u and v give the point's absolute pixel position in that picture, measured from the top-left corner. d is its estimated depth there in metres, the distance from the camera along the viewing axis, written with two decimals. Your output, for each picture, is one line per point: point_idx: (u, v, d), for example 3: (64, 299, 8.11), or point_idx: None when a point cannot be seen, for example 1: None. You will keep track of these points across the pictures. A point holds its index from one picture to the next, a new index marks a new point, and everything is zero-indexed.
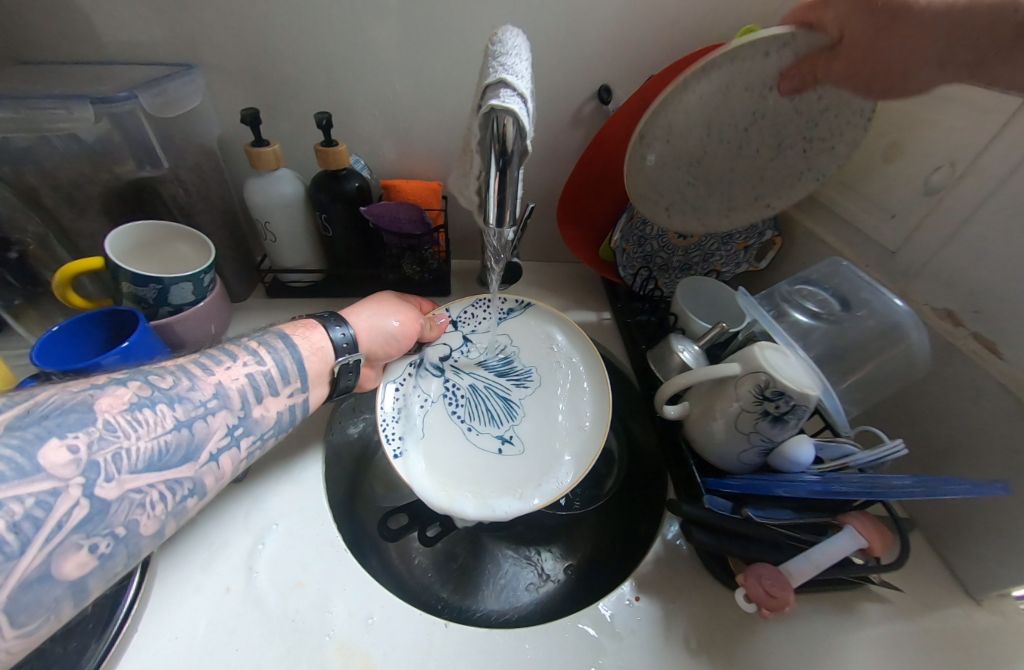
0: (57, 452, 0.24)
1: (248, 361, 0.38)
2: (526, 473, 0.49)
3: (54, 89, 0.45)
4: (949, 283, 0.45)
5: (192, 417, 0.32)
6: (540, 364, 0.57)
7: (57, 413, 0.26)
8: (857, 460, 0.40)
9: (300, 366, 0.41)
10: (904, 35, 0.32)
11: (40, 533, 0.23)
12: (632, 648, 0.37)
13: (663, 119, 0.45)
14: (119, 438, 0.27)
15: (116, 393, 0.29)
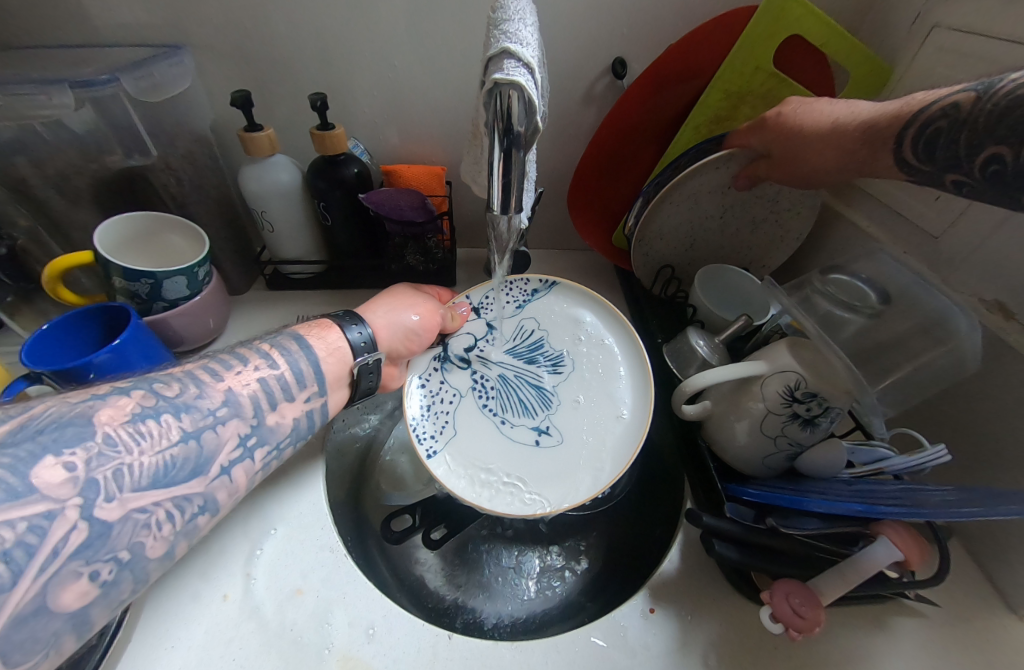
0: (53, 470, 0.21)
1: (260, 365, 0.34)
2: (567, 466, 0.45)
3: (34, 74, 0.43)
4: (1002, 271, 0.41)
5: (201, 428, 0.28)
6: (571, 350, 0.53)
7: (55, 428, 0.23)
8: (895, 466, 0.36)
9: (316, 371, 0.37)
10: (798, 146, 0.41)
11: (34, 562, 0.20)
12: (646, 663, 0.35)
13: (655, 224, 0.56)
14: (122, 453, 0.24)
15: (119, 405, 0.26)
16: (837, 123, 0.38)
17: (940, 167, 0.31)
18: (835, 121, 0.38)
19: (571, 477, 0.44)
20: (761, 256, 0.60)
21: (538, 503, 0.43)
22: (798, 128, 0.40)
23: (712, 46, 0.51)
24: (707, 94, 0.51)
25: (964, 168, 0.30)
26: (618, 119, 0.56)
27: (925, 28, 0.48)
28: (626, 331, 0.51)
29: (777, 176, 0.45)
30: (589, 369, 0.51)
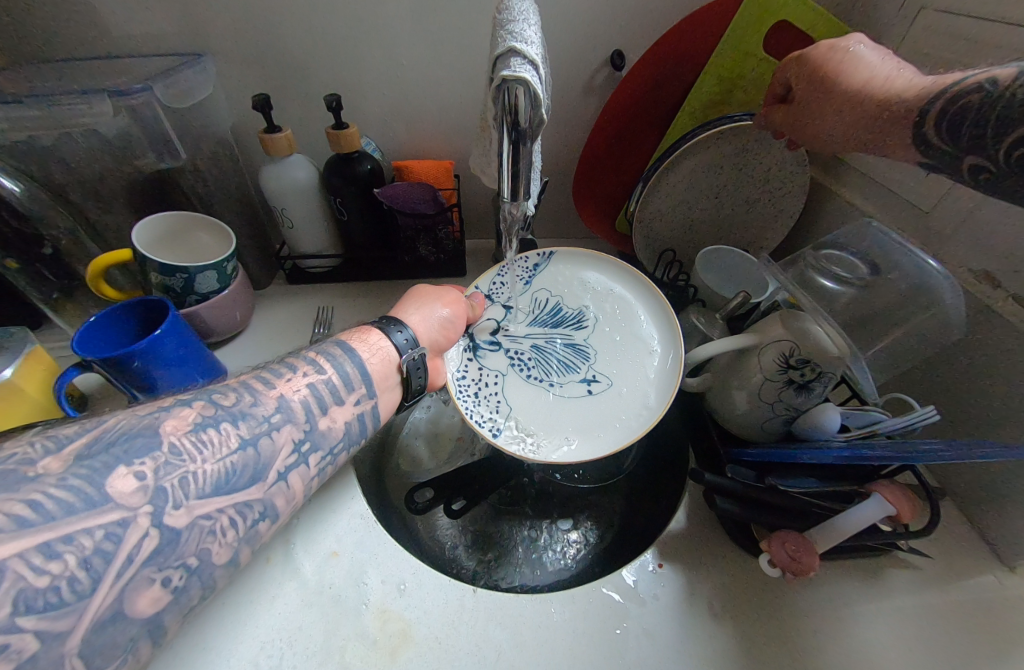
0: (125, 480, 0.22)
1: (308, 371, 0.33)
2: (622, 406, 0.48)
3: (73, 85, 0.46)
4: (988, 242, 0.43)
5: (257, 434, 0.28)
6: (590, 305, 0.56)
7: (126, 439, 0.23)
8: (886, 427, 0.38)
9: (363, 374, 0.36)
10: (830, 89, 0.39)
11: (110, 568, 0.20)
12: (656, 611, 0.38)
13: (652, 205, 0.58)
14: (186, 461, 0.24)
15: (183, 414, 0.26)
16: (871, 83, 0.37)
17: (963, 147, 0.30)
18: (869, 80, 0.37)
19: (631, 414, 0.47)
20: (758, 237, 0.63)
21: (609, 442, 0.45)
22: (839, 73, 0.38)
23: (704, 33, 0.53)
24: (703, 80, 0.54)
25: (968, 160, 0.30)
26: (619, 101, 0.58)
27: (912, 11, 0.50)
28: (634, 278, 0.56)
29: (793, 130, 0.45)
30: (610, 314, 0.55)
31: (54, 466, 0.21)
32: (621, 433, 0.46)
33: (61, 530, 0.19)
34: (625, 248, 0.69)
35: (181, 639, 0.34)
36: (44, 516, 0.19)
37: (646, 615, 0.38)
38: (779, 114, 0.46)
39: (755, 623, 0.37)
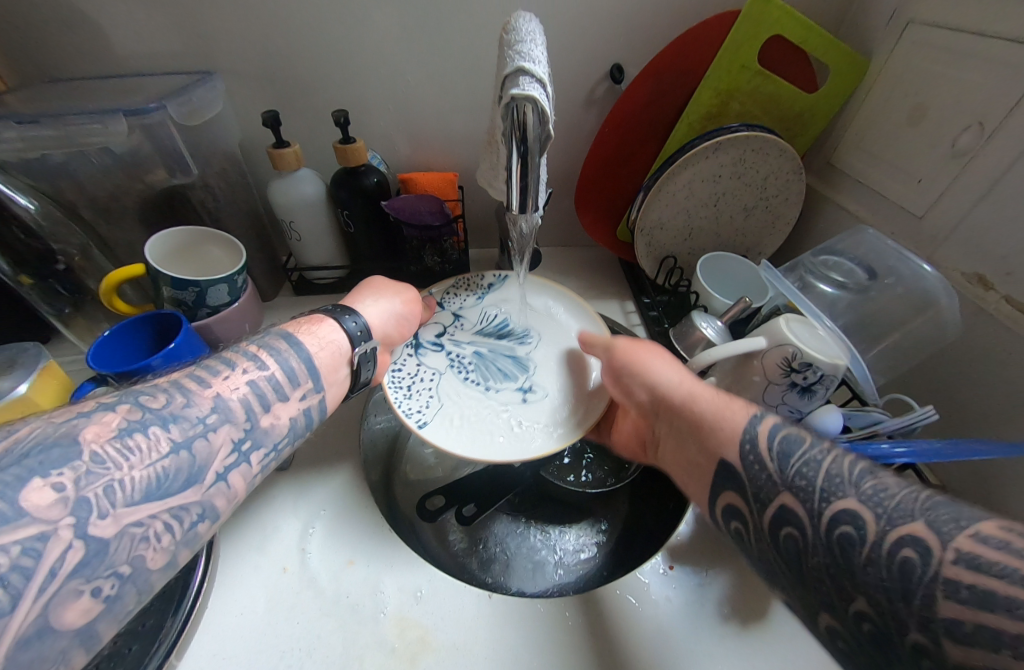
0: (41, 493, 0.21)
1: (248, 368, 0.33)
2: (550, 416, 0.48)
3: (88, 106, 0.47)
4: (980, 245, 0.44)
5: (191, 437, 0.27)
6: (537, 324, 0.58)
7: (41, 451, 0.22)
8: (887, 428, 0.40)
9: (309, 367, 0.36)
10: (658, 382, 0.41)
11: (31, 583, 0.20)
12: (667, 612, 0.39)
13: (654, 214, 0.60)
14: (111, 469, 0.24)
15: (102, 422, 0.25)
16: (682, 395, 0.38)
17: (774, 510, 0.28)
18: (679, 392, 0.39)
19: (556, 423, 0.47)
20: (757, 242, 0.64)
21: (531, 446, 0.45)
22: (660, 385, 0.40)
23: (700, 48, 0.55)
24: (700, 92, 0.55)
25: (745, 505, 0.30)
26: (619, 116, 0.60)
27: (900, 24, 0.52)
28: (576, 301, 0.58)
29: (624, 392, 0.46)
30: (554, 333, 0.56)
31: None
32: (547, 438, 0.46)
33: None
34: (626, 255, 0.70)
35: (202, 651, 0.35)
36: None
37: (659, 617, 0.39)
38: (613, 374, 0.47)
39: (766, 623, 0.38)
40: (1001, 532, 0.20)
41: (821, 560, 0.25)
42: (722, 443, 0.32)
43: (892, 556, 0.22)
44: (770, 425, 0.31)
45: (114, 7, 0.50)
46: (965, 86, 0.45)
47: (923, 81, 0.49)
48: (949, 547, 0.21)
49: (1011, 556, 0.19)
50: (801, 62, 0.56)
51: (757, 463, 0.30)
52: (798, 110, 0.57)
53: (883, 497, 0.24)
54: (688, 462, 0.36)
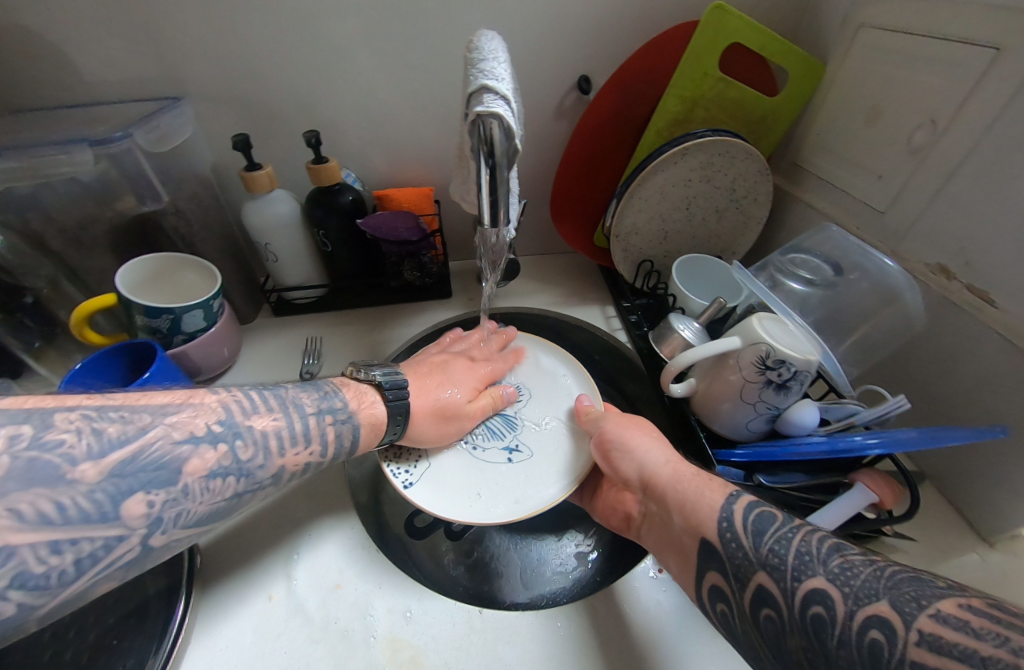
0: (138, 505, 0.25)
1: (314, 449, 0.37)
2: (534, 477, 0.48)
3: (53, 136, 0.46)
4: (939, 237, 0.46)
5: (244, 491, 0.32)
6: (528, 380, 0.59)
7: (156, 467, 0.26)
8: (862, 419, 0.40)
9: (353, 441, 0.41)
10: (642, 460, 0.43)
11: (93, 569, 0.23)
12: (659, 616, 0.39)
13: (627, 220, 0.61)
14: (187, 499, 0.28)
15: (205, 456, 0.29)
16: (669, 476, 0.40)
17: (752, 599, 0.29)
18: (664, 472, 0.41)
19: (541, 483, 0.47)
20: (732, 242, 0.66)
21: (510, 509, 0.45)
22: (646, 463, 0.42)
23: (662, 58, 0.57)
24: (665, 100, 0.57)
25: (727, 584, 0.31)
26: (588, 126, 0.61)
27: (852, 28, 0.54)
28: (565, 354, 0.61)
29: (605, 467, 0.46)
30: (543, 391, 0.57)
31: (88, 473, 0.23)
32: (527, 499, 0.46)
33: (69, 531, 0.22)
34: (604, 261, 0.72)
35: None
36: (64, 519, 0.22)
37: (651, 623, 0.39)
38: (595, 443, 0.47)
39: None
40: (960, 611, 0.22)
41: (800, 642, 0.26)
42: (704, 520, 0.34)
43: (861, 636, 0.23)
44: (744, 505, 0.34)
45: (77, 35, 0.49)
46: (917, 85, 0.47)
47: (877, 82, 0.52)
48: (912, 627, 0.22)
49: (968, 636, 0.21)
50: (762, 68, 0.58)
51: (733, 540, 0.32)
52: (761, 114, 0.59)
53: (849, 576, 0.26)
54: (672, 539, 0.38)
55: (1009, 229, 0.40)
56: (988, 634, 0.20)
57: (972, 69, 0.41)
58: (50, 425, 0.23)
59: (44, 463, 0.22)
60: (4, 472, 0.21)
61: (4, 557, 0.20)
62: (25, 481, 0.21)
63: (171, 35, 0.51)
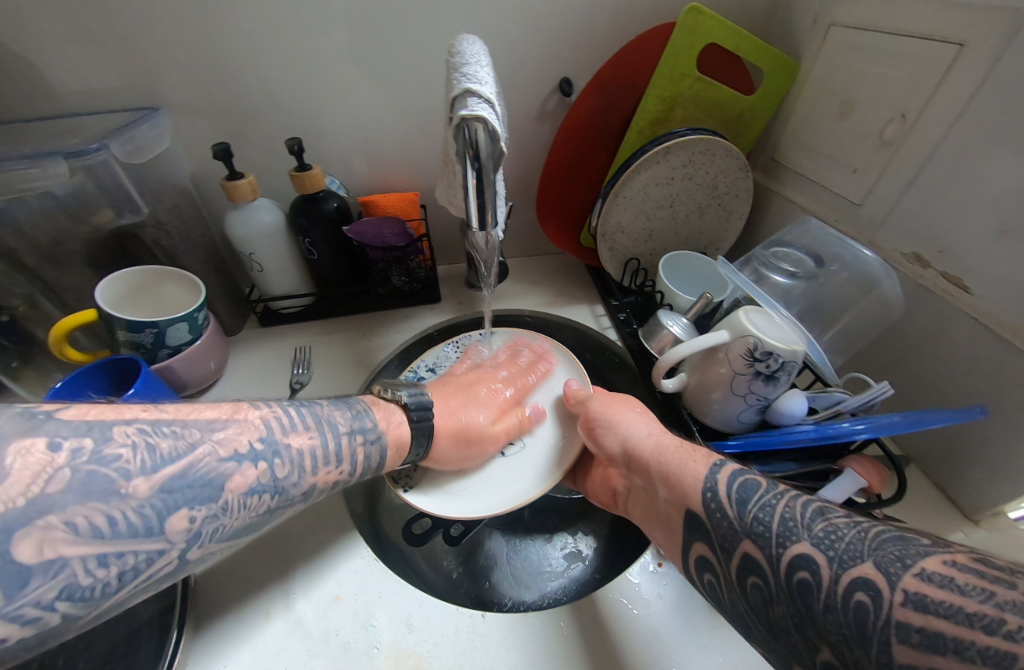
0: (180, 520, 0.25)
1: (343, 469, 0.37)
2: (527, 469, 0.49)
3: (24, 150, 0.45)
4: (912, 227, 0.47)
5: (275, 508, 0.31)
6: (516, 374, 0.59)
7: (201, 483, 0.26)
8: (848, 406, 0.42)
9: (380, 458, 0.40)
10: (626, 436, 0.44)
11: (135, 580, 0.24)
12: (661, 610, 0.40)
13: (613, 220, 0.62)
14: (226, 514, 0.28)
15: (246, 473, 0.29)
16: (652, 448, 0.42)
17: (736, 564, 0.30)
18: (647, 446, 0.42)
19: (531, 474, 0.48)
20: (716, 238, 0.67)
21: (504, 500, 0.46)
22: (631, 438, 0.44)
23: (641, 60, 0.58)
24: (646, 101, 0.58)
25: (713, 554, 0.32)
26: (570, 128, 0.61)
27: (824, 27, 0.56)
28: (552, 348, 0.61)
29: (594, 447, 0.47)
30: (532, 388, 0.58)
31: (140, 488, 0.23)
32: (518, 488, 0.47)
33: (114, 545, 0.22)
34: (592, 260, 0.72)
35: None
36: (114, 533, 0.22)
37: (652, 616, 0.39)
38: (584, 424, 0.49)
39: None
40: (944, 569, 0.22)
41: (786, 608, 0.26)
42: (688, 492, 0.35)
43: (847, 600, 0.24)
44: (723, 472, 0.35)
45: (46, 46, 0.48)
46: (886, 81, 0.48)
47: (848, 78, 0.53)
48: (898, 588, 0.22)
49: (953, 593, 0.21)
50: (738, 67, 0.59)
51: (718, 510, 0.32)
52: (739, 112, 0.61)
53: (834, 540, 0.26)
54: (657, 512, 0.39)
55: (978, 217, 0.41)
56: (973, 590, 0.21)
57: (939, 64, 0.43)
58: (110, 439, 0.23)
59: (101, 477, 0.22)
60: (65, 486, 0.21)
61: (56, 568, 0.20)
62: (82, 495, 0.21)
63: (146, 45, 0.50)
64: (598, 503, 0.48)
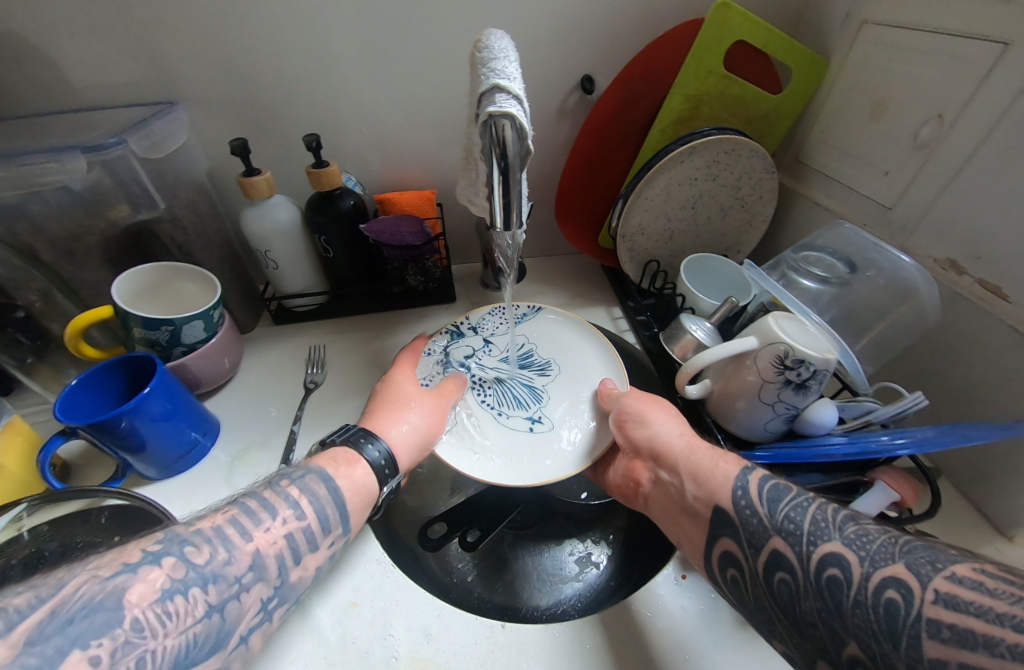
0: (77, 665, 0.19)
1: (289, 518, 0.31)
2: (556, 451, 0.48)
3: (41, 144, 0.45)
4: (948, 231, 0.46)
5: (226, 599, 0.26)
6: (559, 355, 0.58)
7: (86, 613, 0.21)
8: (880, 417, 0.40)
9: (341, 508, 0.34)
10: (656, 434, 0.42)
11: None
12: (685, 624, 0.38)
13: (634, 220, 0.60)
14: (146, 636, 0.22)
15: (150, 579, 0.24)
16: (683, 448, 0.40)
17: (765, 557, 0.29)
18: (678, 445, 0.40)
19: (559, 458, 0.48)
20: (738, 239, 0.65)
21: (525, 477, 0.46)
22: (662, 436, 0.42)
23: (666, 58, 0.56)
24: (670, 99, 0.56)
25: (740, 550, 0.31)
26: (592, 127, 0.60)
27: (856, 24, 0.54)
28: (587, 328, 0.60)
29: (622, 442, 0.45)
30: (575, 367, 0.57)
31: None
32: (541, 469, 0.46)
33: None
34: (610, 261, 0.71)
35: None
36: None
37: (675, 630, 0.38)
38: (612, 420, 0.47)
39: None
40: (975, 573, 0.22)
41: (814, 603, 0.26)
42: (718, 489, 0.34)
43: (877, 597, 0.23)
44: (757, 476, 0.33)
45: (65, 40, 0.48)
46: (922, 81, 0.47)
47: (881, 77, 0.51)
48: (929, 587, 0.22)
49: (983, 594, 0.21)
50: (765, 66, 0.58)
51: (749, 508, 0.31)
52: (765, 111, 0.59)
53: (865, 541, 0.26)
54: (682, 508, 0.37)
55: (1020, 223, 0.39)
56: (1003, 592, 0.20)
57: (980, 63, 0.41)
58: None
59: None
60: None
61: None
62: None
63: (164, 38, 0.49)
64: (619, 498, 0.46)
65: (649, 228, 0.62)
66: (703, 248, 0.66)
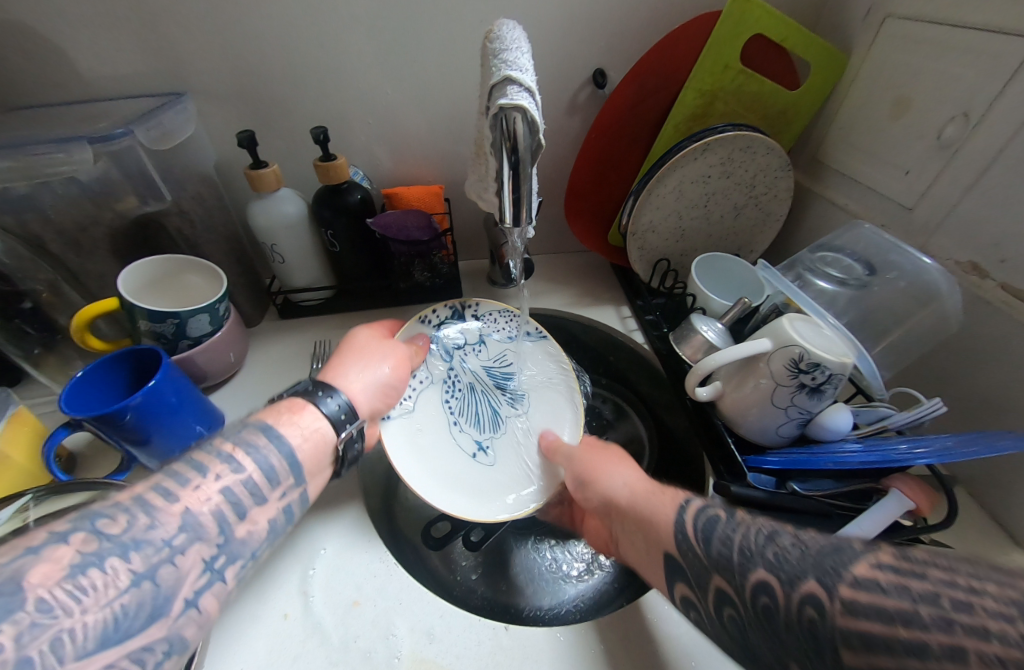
0: None
1: (222, 473, 0.30)
2: (489, 485, 0.50)
3: (49, 135, 0.44)
4: (972, 233, 0.44)
5: (156, 564, 0.24)
6: (532, 390, 0.59)
7: None
8: (895, 423, 0.39)
9: (290, 463, 0.34)
10: (605, 486, 0.42)
11: None
12: (693, 632, 0.38)
13: (644, 219, 0.59)
14: (58, 618, 0.20)
15: (53, 560, 0.21)
16: (631, 496, 0.39)
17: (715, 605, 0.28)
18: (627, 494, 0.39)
19: (492, 497, 0.49)
20: (751, 239, 0.64)
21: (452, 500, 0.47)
22: (610, 487, 0.41)
23: (683, 52, 0.55)
24: (684, 94, 0.55)
25: (693, 593, 0.30)
26: (603, 122, 0.59)
27: (878, 18, 0.53)
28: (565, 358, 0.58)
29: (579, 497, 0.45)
30: (542, 406, 0.57)
31: None
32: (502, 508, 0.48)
33: None
34: (618, 259, 0.70)
35: None
36: None
37: (682, 638, 0.37)
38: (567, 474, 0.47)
39: None
40: (871, 571, 0.22)
41: (760, 634, 0.25)
42: (662, 535, 0.33)
43: (800, 613, 0.23)
44: (694, 513, 0.33)
45: (73, 30, 0.47)
46: (947, 77, 0.45)
47: (904, 73, 0.50)
48: (835, 597, 0.22)
49: (877, 595, 0.21)
50: (783, 61, 0.56)
51: (688, 547, 0.31)
52: (781, 107, 0.58)
53: (782, 560, 0.25)
54: (642, 558, 0.36)
55: None
56: (893, 589, 0.20)
57: (1010, 59, 0.39)
58: None
59: None
60: None
61: None
62: None
63: (173, 29, 0.49)
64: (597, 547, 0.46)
65: (660, 226, 0.61)
66: (713, 248, 0.64)
